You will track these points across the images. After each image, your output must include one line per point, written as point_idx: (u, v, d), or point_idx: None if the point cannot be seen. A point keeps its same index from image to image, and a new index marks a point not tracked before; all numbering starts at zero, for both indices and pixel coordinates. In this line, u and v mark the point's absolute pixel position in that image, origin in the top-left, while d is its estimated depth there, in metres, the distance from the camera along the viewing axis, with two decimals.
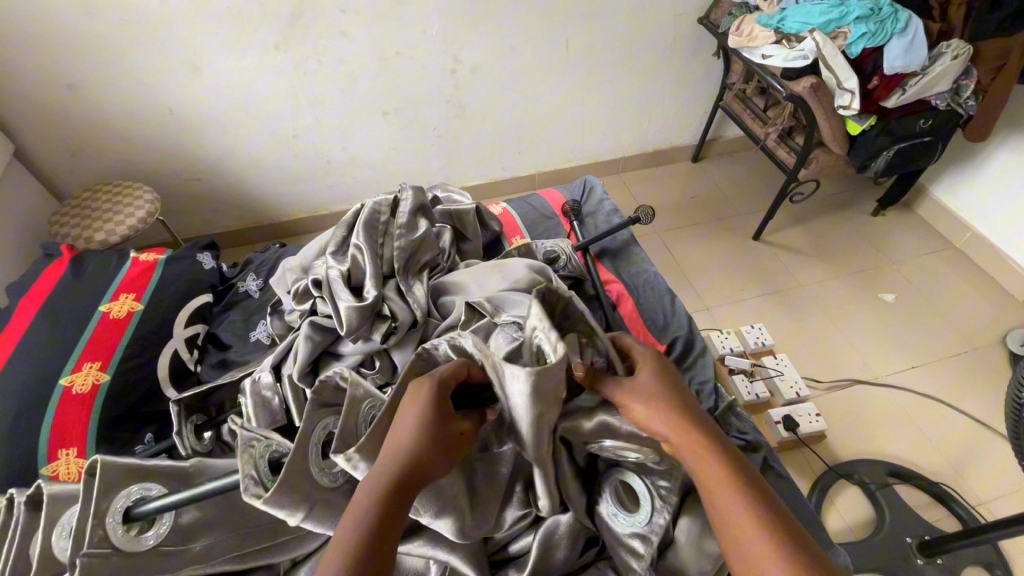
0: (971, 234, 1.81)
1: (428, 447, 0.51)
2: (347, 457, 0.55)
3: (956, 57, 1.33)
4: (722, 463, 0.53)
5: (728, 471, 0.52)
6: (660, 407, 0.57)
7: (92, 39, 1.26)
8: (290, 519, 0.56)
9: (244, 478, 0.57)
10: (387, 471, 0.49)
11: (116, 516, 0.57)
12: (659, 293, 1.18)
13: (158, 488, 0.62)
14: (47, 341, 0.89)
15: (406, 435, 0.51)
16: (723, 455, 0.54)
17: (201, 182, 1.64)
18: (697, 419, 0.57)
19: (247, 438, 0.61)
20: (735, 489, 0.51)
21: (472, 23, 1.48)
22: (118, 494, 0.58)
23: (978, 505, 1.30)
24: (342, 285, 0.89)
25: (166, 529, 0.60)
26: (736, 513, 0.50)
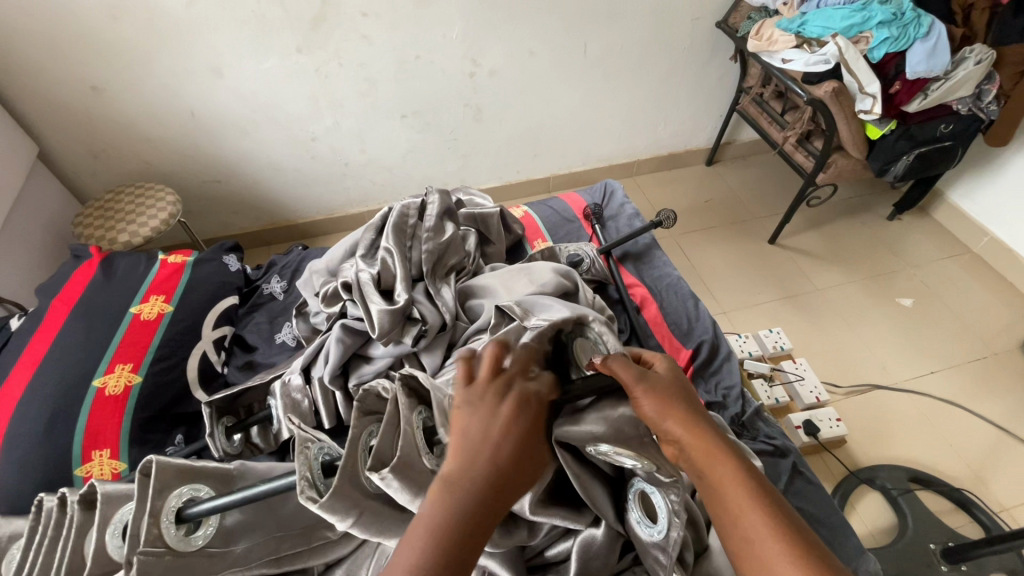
0: (988, 238, 1.80)
1: (508, 456, 0.51)
2: (382, 475, 0.55)
3: (979, 62, 1.35)
4: (734, 468, 0.52)
5: (741, 473, 0.52)
6: (671, 406, 0.57)
7: (118, 42, 1.27)
8: (340, 524, 0.56)
9: (301, 480, 0.55)
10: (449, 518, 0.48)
11: (169, 516, 0.58)
12: (683, 296, 1.18)
13: (206, 490, 0.63)
14: (79, 342, 0.90)
15: (489, 440, 0.51)
16: (734, 459, 0.53)
17: (219, 184, 1.65)
18: (707, 422, 0.57)
19: (303, 438, 0.59)
20: (746, 496, 0.51)
21: (492, 27, 1.48)
22: (171, 493, 0.59)
23: (1000, 511, 1.29)
24: (373, 288, 0.89)
25: (213, 530, 0.61)
26: (751, 520, 0.49)
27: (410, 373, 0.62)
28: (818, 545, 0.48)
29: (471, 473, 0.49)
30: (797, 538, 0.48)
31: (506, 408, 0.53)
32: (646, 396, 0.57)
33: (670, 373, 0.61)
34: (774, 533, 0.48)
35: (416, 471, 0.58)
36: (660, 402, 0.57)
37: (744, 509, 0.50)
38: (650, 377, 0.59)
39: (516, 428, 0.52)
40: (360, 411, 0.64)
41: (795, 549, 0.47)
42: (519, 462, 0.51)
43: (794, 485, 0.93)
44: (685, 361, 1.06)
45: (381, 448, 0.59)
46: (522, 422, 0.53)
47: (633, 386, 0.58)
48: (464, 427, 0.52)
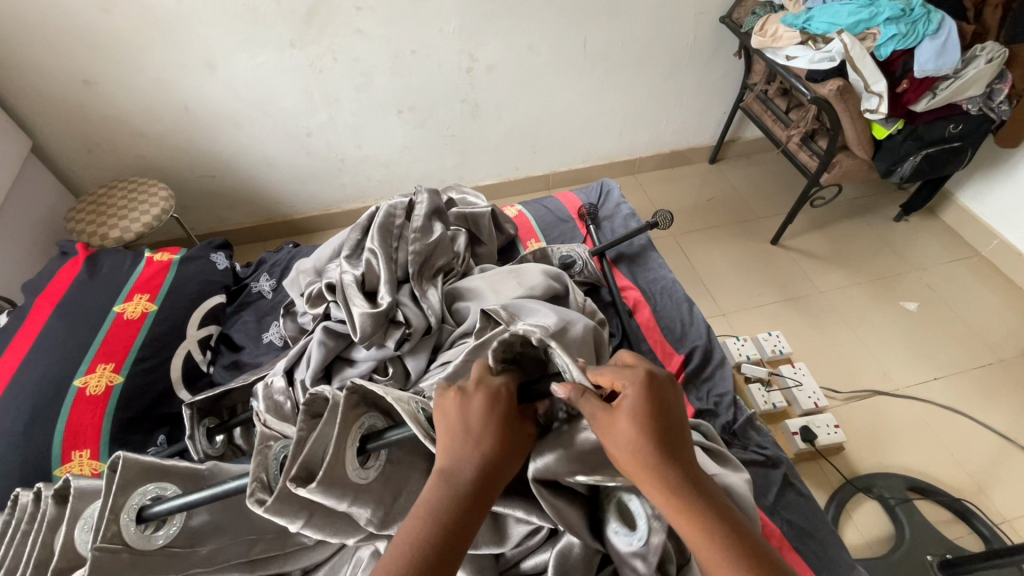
0: (997, 241, 1.76)
1: (495, 447, 0.51)
2: (302, 489, 0.54)
3: (991, 60, 1.30)
4: (701, 523, 0.48)
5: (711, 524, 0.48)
6: (637, 458, 0.50)
7: (109, 35, 1.26)
8: (290, 527, 0.56)
9: (250, 479, 0.56)
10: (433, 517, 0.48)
11: (130, 514, 0.57)
12: (677, 300, 1.15)
13: (173, 488, 0.61)
14: (61, 340, 0.89)
15: (473, 430, 0.52)
16: (701, 515, 0.48)
17: (214, 180, 1.64)
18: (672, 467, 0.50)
19: (264, 439, 0.63)
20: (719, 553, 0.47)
21: (489, 21, 1.45)
22: (135, 490, 0.58)
23: (1001, 523, 1.26)
24: (356, 290, 0.88)
25: (176, 529, 0.59)
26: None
27: (356, 384, 0.58)
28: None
29: (458, 461, 0.50)
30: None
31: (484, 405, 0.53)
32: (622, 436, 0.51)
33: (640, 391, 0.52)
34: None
35: (344, 482, 0.56)
36: (626, 451, 0.50)
37: (715, 568, 0.47)
38: (620, 414, 0.52)
39: (497, 418, 0.53)
40: (305, 415, 0.59)
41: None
42: (506, 449, 0.52)
43: (785, 497, 0.91)
44: (677, 367, 1.04)
45: (310, 456, 0.56)
46: (503, 410, 0.53)
47: (613, 430, 0.51)
48: (448, 420, 0.53)
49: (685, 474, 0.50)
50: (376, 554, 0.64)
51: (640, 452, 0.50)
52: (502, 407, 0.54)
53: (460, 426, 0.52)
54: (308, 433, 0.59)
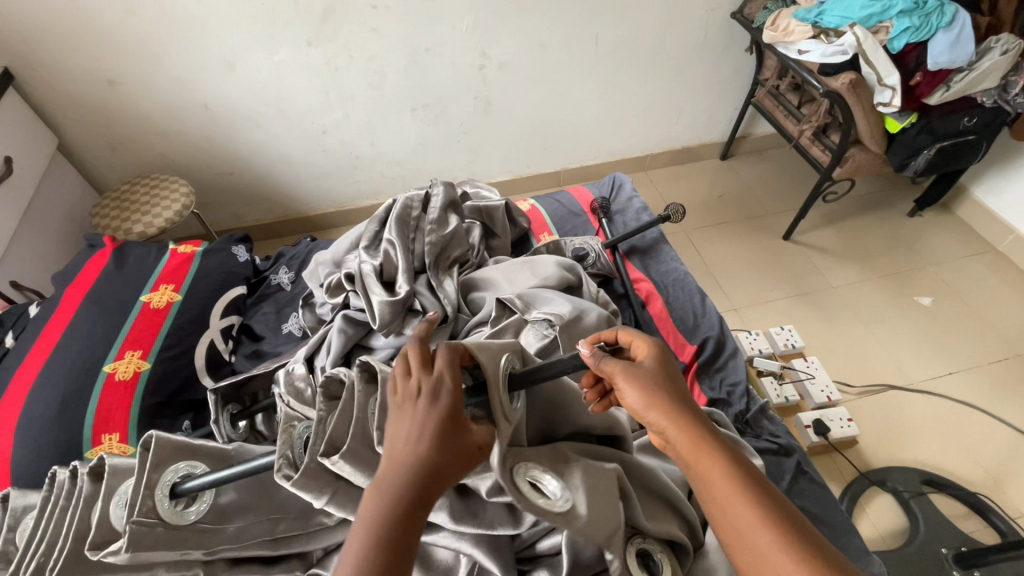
0: (1013, 236, 1.74)
1: (437, 454, 0.48)
2: (332, 461, 0.56)
3: (1006, 52, 1.30)
4: (720, 461, 0.50)
5: (729, 463, 0.50)
6: (657, 401, 0.54)
7: (133, 35, 1.29)
8: (316, 502, 0.58)
9: (278, 458, 0.58)
10: (384, 517, 0.46)
11: (164, 490, 0.59)
12: (689, 292, 1.16)
13: (202, 467, 0.63)
14: (91, 329, 0.92)
15: (415, 435, 0.48)
16: (721, 452, 0.51)
17: (233, 177, 1.68)
18: (689, 411, 0.54)
19: (289, 418, 0.64)
20: (736, 488, 0.49)
21: (501, 19, 1.47)
22: (168, 468, 0.60)
23: (1018, 517, 1.25)
24: (375, 280, 0.90)
25: (207, 506, 0.61)
26: (743, 517, 0.47)
27: (364, 360, 0.59)
28: (816, 535, 0.46)
29: (402, 472, 0.47)
30: (791, 531, 0.46)
31: (428, 400, 0.50)
32: (630, 389, 0.55)
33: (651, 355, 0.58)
34: (764, 524, 0.47)
35: (371, 456, 0.58)
36: (643, 392, 0.54)
37: (733, 505, 0.48)
38: (634, 368, 0.56)
39: (440, 422, 0.49)
40: (324, 396, 0.61)
41: (792, 545, 0.45)
42: (450, 456, 0.49)
43: (799, 485, 0.91)
44: (690, 357, 1.05)
45: (335, 433, 0.58)
46: (448, 408, 0.50)
47: (623, 384, 0.55)
48: (396, 418, 0.50)
49: (698, 418, 0.54)
50: None
51: (656, 400, 0.54)
52: (446, 412, 0.49)
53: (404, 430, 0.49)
54: (329, 413, 0.60)
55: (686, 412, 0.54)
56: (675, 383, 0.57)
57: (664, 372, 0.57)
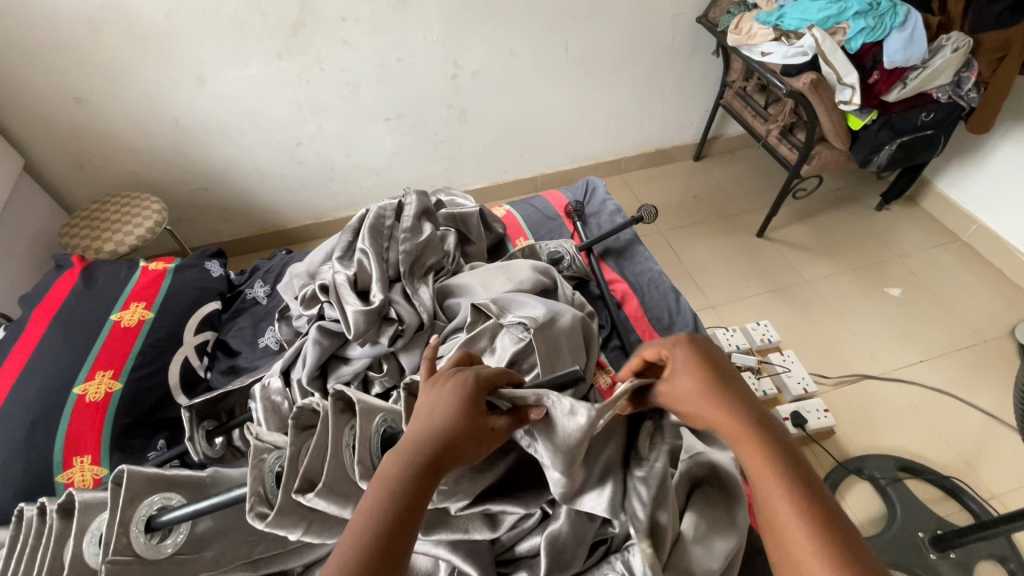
0: (976, 225, 1.80)
1: (452, 432, 0.51)
2: (309, 497, 0.55)
3: (956, 50, 1.34)
4: (768, 462, 0.50)
5: (780, 464, 0.49)
6: (709, 400, 0.55)
7: (100, 53, 1.28)
8: (291, 536, 0.56)
9: (251, 495, 0.56)
10: (395, 481, 0.48)
11: (139, 525, 0.58)
12: (664, 291, 1.18)
13: (178, 499, 0.62)
14: (60, 350, 0.91)
15: (435, 416, 0.53)
16: (770, 452, 0.50)
17: (206, 192, 1.66)
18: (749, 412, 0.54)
19: (258, 450, 0.61)
20: (783, 486, 0.48)
21: (471, 28, 1.49)
22: (142, 502, 0.59)
23: (990, 497, 1.29)
24: (348, 289, 0.90)
25: (184, 537, 0.60)
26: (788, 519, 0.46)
27: (341, 390, 0.61)
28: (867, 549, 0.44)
29: (415, 447, 0.51)
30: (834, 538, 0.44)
31: (452, 382, 0.56)
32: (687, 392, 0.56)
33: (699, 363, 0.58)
34: (805, 526, 0.45)
35: (346, 488, 0.58)
36: (698, 394, 0.56)
37: (779, 494, 0.48)
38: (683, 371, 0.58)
39: (459, 406, 0.53)
40: (296, 428, 0.60)
41: (832, 548, 0.43)
42: (464, 433, 0.52)
43: None
44: None
45: (309, 466, 0.58)
46: (472, 395, 0.54)
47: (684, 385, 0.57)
48: (424, 403, 0.55)
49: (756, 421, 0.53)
50: None
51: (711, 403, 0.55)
52: (466, 395, 0.54)
53: (426, 412, 0.54)
54: (301, 446, 0.60)
55: (747, 414, 0.54)
56: (736, 383, 0.57)
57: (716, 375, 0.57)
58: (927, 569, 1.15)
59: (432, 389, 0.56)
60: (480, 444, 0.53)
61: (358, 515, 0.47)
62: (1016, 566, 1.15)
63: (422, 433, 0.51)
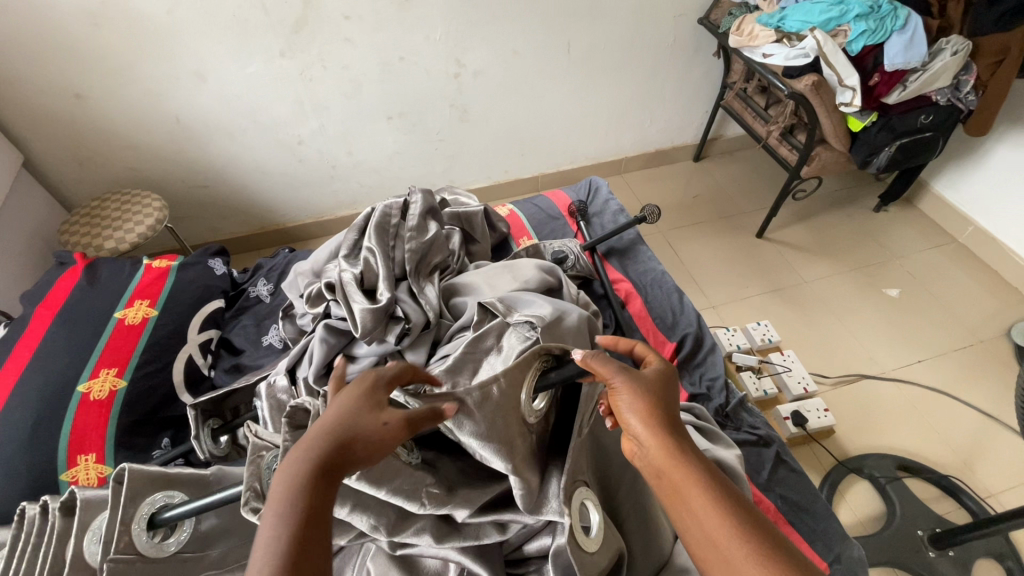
0: (973, 227, 1.82)
1: (363, 435, 0.49)
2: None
3: (956, 53, 1.36)
4: (695, 478, 0.50)
5: (701, 475, 0.50)
6: (636, 411, 0.54)
7: (103, 49, 1.28)
8: (340, 512, 0.56)
9: (246, 491, 0.55)
10: (302, 495, 0.45)
11: (141, 523, 0.57)
12: (668, 291, 1.18)
13: (180, 496, 0.61)
14: (63, 347, 0.90)
15: (340, 420, 0.50)
16: (697, 465, 0.51)
17: (207, 190, 1.65)
18: (671, 423, 0.54)
19: (257, 447, 0.60)
20: (706, 498, 0.48)
21: (475, 28, 1.49)
22: (143, 501, 0.58)
23: (987, 496, 1.30)
24: (355, 288, 0.90)
25: (187, 536, 0.60)
26: (716, 529, 0.47)
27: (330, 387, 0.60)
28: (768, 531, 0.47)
29: (318, 448, 0.48)
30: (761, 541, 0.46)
31: (360, 385, 0.53)
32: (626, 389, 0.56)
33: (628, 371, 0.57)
34: (732, 536, 0.46)
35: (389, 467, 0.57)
36: (634, 403, 0.55)
37: (699, 504, 0.49)
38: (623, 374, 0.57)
39: (368, 408, 0.51)
40: (291, 425, 0.60)
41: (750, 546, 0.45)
42: (376, 434, 0.50)
43: (779, 474, 0.95)
44: (670, 355, 1.08)
45: None
46: (378, 397, 0.52)
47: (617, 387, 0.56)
48: (334, 405, 0.52)
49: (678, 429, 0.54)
50: (382, 548, 0.66)
51: (640, 410, 0.54)
52: (373, 394, 0.52)
53: (333, 415, 0.50)
54: (296, 442, 0.59)
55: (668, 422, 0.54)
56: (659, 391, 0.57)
57: (641, 380, 0.57)
58: (926, 566, 1.16)
59: (341, 392, 0.53)
60: (396, 431, 0.51)
61: (263, 534, 0.43)
62: (1013, 563, 1.16)
63: (328, 438, 0.48)
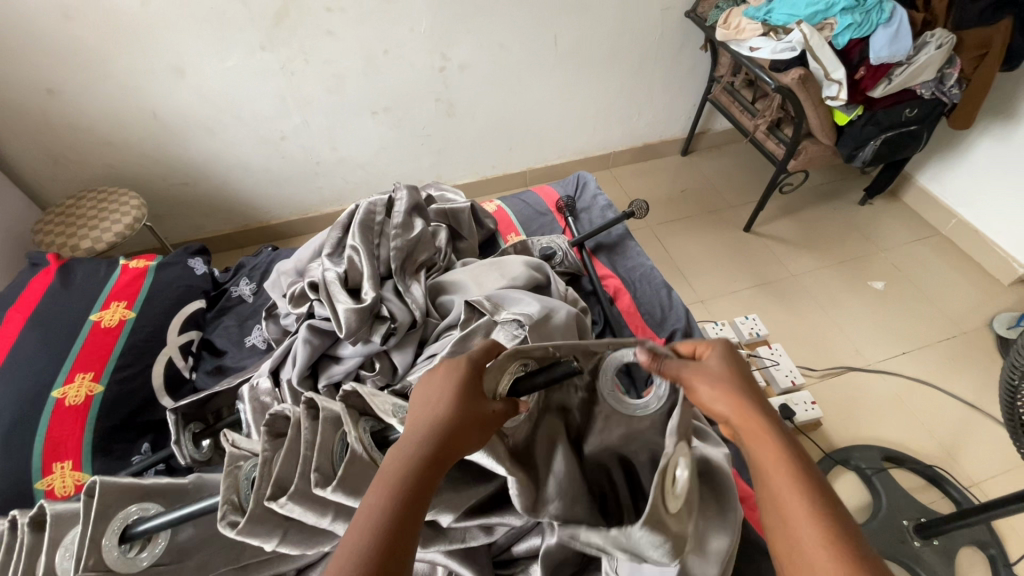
0: (956, 220, 1.84)
1: (458, 421, 0.51)
2: (280, 503, 0.53)
3: (940, 46, 1.36)
4: (796, 484, 0.47)
5: (803, 483, 0.47)
6: (734, 400, 0.53)
7: (75, 42, 1.23)
8: (320, 522, 0.56)
9: (223, 504, 0.54)
10: (393, 483, 0.47)
11: (112, 537, 0.55)
12: (656, 286, 1.18)
13: (155, 508, 0.59)
14: (37, 352, 0.87)
15: (434, 406, 0.52)
16: (799, 475, 0.47)
17: (188, 187, 1.62)
18: (771, 426, 0.51)
19: (234, 457, 0.59)
20: (805, 504, 0.45)
21: (461, 21, 1.47)
22: (116, 515, 0.56)
23: (971, 486, 1.32)
24: (339, 287, 0.88)
25: (161, 549, 0.58)
26: (801, 524, 0.45)
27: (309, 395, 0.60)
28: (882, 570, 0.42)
29: (415, 441, 0.50)
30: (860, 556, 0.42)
31: (450, 370, 0.55)
32: (712, 391, 0.54)
33: (727, 372, 0.56)
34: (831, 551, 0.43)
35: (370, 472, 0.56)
36: (724, 401, 0.53)
37: (796, 511, 0.46)
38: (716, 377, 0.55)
39: (460, 394, 0.52)
40: (269, 434, 0.60)
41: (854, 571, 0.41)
42: (466, 421, 0.51)
43: None
44: None
45: (282, 473, 0.56)
46: (465, 382, 0.54)
47: (707, 387, 0.55)
48: (427, 393, 0.54)
49: (775, 432, 0.51)
50: None
51: (736, 409, 0.52)
52: (462, 380, 0.54)
53: (427, 405, 0.53)
54: (274, 453, 0.59)
55: (767, 424, 0.52)
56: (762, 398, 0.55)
57: (740, 384, 0.55)
58: (911, 556, 1.17)
59: (437, 378, 0.55)
60: (485, 428, 0.52)
61: (359, 521, 0.45)
62: (995, 551, 1.19)
63: (428, 425, 0.51)
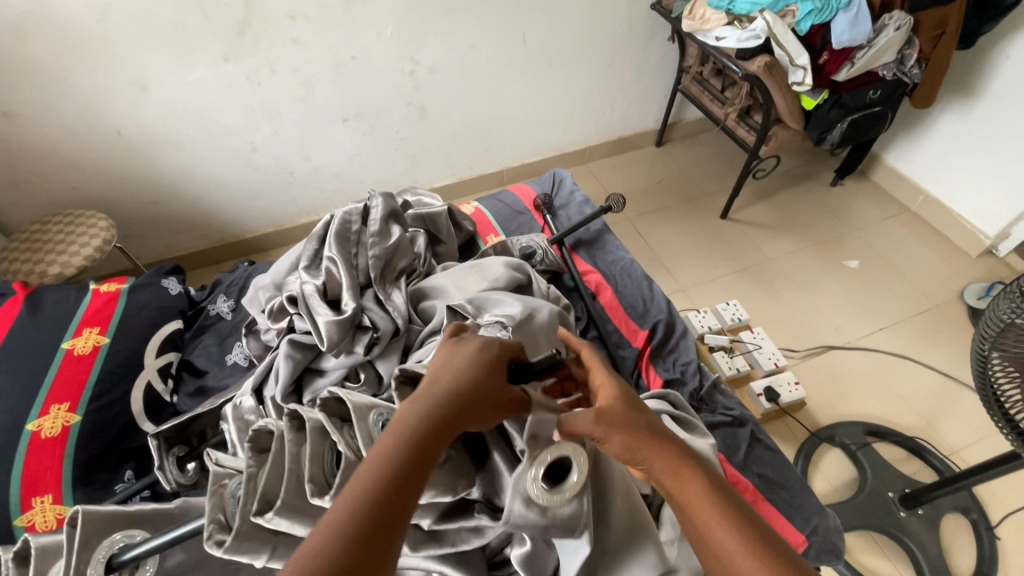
0: (924, 196, 1.89)
1: (475, 392, 0.54)
2: (268, 518, 0.53)
3: (899, 28, 1.39)
4: (702, 490, 0.51)
5: (706, 484, 0.52)
6: (636, 444, 0.55)
7: (30, 61, 1.19)
8: (309, 534, 0.55)
9: (209, 523, 0.53)
10: (407, 437, 0.48)
11: (98, 567, 0.54)
12: (637, 279, 1.19)
13: (142, 534, 0.58)
14: (8, 384, 0.85)
15: (454, 374, 0.55)
16: (699, 478, 0.52)
17: (158, 206, 1.59)
18: (665, 439, 0.56)
19: (218, 477, 0.58)
20: (712, 508, 0.50)
21: (427, 22, 1.46)
22: (101, 544, 0.56)
23: (951, 454, 1.36)
24: (319, 300, 0.87)
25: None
26: (716, 528, 0.49)
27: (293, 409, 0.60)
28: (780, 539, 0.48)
29: (434, 402, 0.52)
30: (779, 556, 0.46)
31: (472, 346, 0.59)
32: (607, 430, 0.55)
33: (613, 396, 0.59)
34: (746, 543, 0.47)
35: None
36: (620, 432, 0.55)
37: (710, 519, 0.50)
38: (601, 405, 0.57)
39: (481, 369, 0.56)
40: (254, 451, 0.59)
41: (768, 555, 0.46)
42: (482, 392, 0.54)
43: (754, 452, 0.96)
44: (643, 343, 1.09)
45: (267, 487, 0.56)
46: (485, 359, 0.57)
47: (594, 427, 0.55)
48: (442, 364, 0.57)
49: (670, 441, 0.56)
50: None
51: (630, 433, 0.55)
52: (485, 358, 0.57)
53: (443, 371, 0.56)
54: (259, 468, 0.58)
55: (659, 437, 0.56)
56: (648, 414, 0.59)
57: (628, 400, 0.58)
58: (898, 527, 1.20)
59: (458, 353, 0.58)
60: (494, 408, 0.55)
61: (369, 466, 0.45)
62: (977, 516, 1.22)
63: (448, 389, 0.53)
